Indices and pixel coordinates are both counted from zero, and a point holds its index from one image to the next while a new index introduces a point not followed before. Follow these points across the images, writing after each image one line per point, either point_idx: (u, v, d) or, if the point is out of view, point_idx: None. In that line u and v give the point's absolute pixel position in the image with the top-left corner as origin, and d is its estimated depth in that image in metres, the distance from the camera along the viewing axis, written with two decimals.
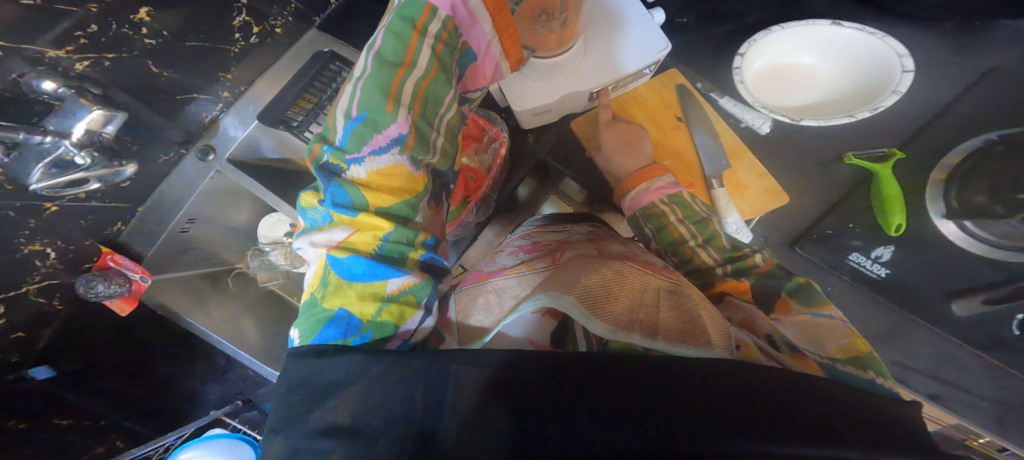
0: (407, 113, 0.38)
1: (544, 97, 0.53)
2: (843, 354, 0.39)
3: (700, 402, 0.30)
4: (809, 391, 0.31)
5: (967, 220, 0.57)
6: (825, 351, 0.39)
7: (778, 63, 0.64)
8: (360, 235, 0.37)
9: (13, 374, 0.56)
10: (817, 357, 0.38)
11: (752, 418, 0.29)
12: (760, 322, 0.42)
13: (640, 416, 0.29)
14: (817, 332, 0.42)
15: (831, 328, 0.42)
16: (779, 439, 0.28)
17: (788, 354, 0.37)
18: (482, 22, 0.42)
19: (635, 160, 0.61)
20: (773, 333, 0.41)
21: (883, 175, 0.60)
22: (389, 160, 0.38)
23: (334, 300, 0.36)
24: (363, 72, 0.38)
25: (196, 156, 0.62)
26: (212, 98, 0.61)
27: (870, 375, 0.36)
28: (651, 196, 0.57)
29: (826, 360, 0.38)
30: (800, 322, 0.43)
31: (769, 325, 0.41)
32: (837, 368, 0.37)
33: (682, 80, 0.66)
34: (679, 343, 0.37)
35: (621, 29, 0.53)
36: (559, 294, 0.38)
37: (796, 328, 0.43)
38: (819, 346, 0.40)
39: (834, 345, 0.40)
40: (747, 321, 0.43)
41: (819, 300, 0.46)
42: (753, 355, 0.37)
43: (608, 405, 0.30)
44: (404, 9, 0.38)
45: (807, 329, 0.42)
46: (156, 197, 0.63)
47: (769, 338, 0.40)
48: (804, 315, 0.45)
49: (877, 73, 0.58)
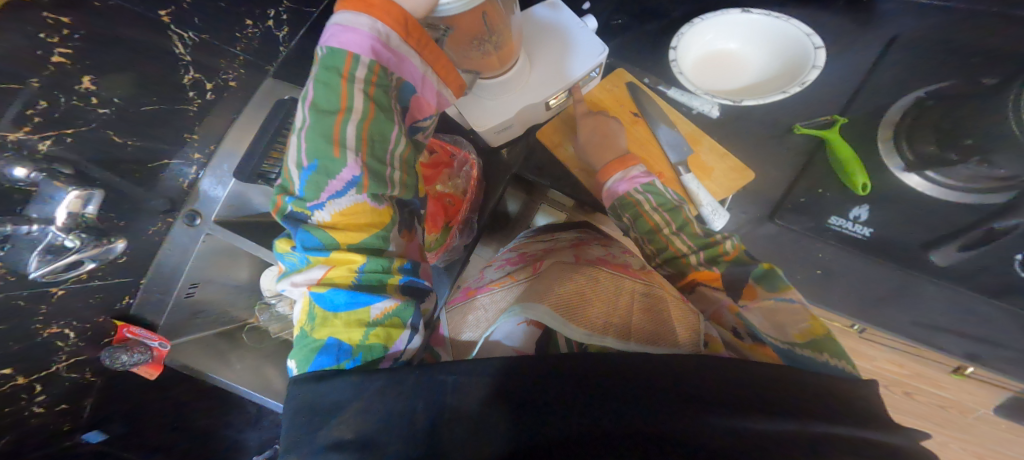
0: (355, 155, 0.39)
1: (501, 114, 0.54)
2: (804, 338, 0.40)
3: (682, 388, 0.31)
4: (789, 385, 0.33)
5: (927, 171, 0.57)
6: (786, 337, 0.41)
7: (708, 53, 0.65)
8: (336, 270, 0.38)
9: (69, 440, 0.64)
10: (775, 342, 0.40)
11: (724, 400, 0.31)
12: (727, 314, 0.45)
13: (629, 406, 0.31)
14: (780, 318, 0.43)
15: (793, 311, 0.44)
16: (763, 415, 0.30)
17: (749, 343, 0.40)
18: (410, 58, 0.43)
19: (612, 152, 0.62)
20: (738, 324, 0.43)
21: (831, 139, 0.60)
22: (349, 201, 0.39)
23: (323, 331, 0.37)
24: (304, 123, 0.40)
25: (183, 222, 0.64)
26: (186, 161, 0.62)
27: (824, 356, 0.38)
28: (628, 184, 0.59)
29: (786, 346, 0.39)
30: (764, 310, 0.45)
31: (735, 317, 0.44)
32: (795, 353, 0.38)
33: (630, 78, 0.67)
34: (651, 344, 0.39)
35: (558, 43, 0.55)
36: (533, 304, 0.40)
37: (761, 315, 0.44)
38: (781, 331, 0.42)
39: (794, 329, 0.41)
40: (717, 315, 0.45)
41: (782, 285, 0.47)
42: (718, 350, 0.39)
43: (596, 398, 0.31)
44: (328, 60, 0.41)
45: (771, 316, 0.44)
46: (156, 266, 0.65)
47: (734, 329, 0.43)
48: (768, 302, 0.46)
49: (795, 50, 0.59)
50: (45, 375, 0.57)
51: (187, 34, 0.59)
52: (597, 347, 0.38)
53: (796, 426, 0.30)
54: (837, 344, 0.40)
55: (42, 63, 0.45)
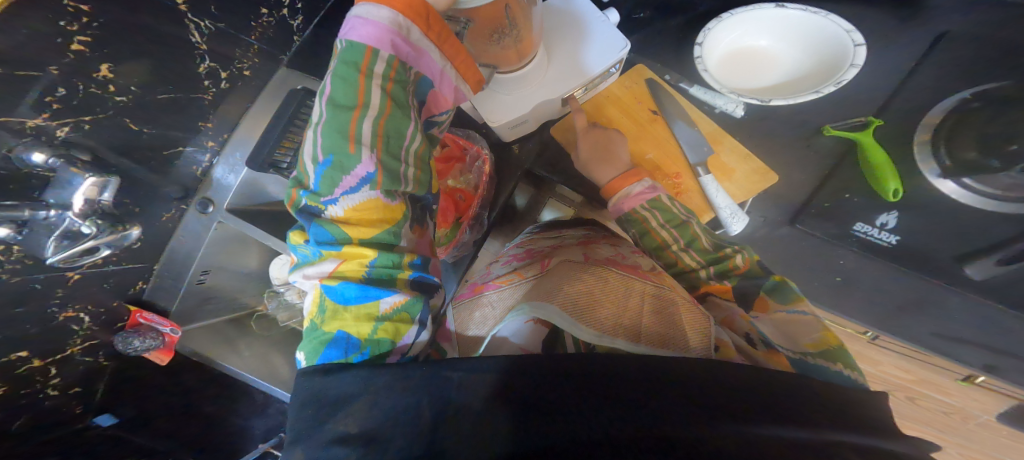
0: (371, 151, 0.39)
1: (517, 110, 0.53)
2: (815, 348, 0.40)
3: (688, 394, 0.31)
4: (800, 389, 0.32)
5: (965, 178, 0.55)
6: (798, 346, 0.40)
7: (736, 50, 0.63)
8: (347, 264, 0.38)
9: (80, 423, 0.64)
10: (789, 353, 0.39)
11: (731, 405, 0.30)
12: (739, 320, 0.44)
13: (633, 413, 0.30)
14: (792, 328, 0.43)
15: (805, 323, 0.43)
16: (772, 423, 0.29)
17: (762, 350, 0.39)
18: (429, 53, 0.42)
19: (613, 168, 0.60)
20: (751, 330, 0.42)
21: (864, 142, 0.57)
22: (364, 197, 0.38)
23: (332, 324, 0.37)
24: (320, 118, 0.39)
25: (196, 209, 0.65)
26: (198, 148, 0.62)
27: (837, 366, 0.38)
28: (632, 202, 0.57)
29: (798, 354, 0.39)
30: (776, 321, 0.44)
31: (747, 323, 0.43)
32: (808, 362, 0.38)
33: (650, 74, 0.65)
34: (659, 347, 0.38)
35: (582, 36, 0.54)
36: (541, 303, 0.40)
37: (773, 325, 0.44)
38: (792, 340, 0.41)
39: (806, 339, 0.41)
40: (728, 320, 0.44)
41: (793, 297, 0.47)
42: (730, 356, 0.38)
43: (599, 403, 0.30)
44: (347, 53, 0.39)
45: (782, 327, 0.43)
46: (168, 253, 0.66)
47: (747, 334, 0.42)
48: (780, 314, 0.45)
49: (832, 48, 0.56)
50: (60, 358, 0.58)
51: (205, 22, 0.56)
52: (605, 348, 0.37)
53: (804, 436, 0.29)
54: (850, 354, 0.40)
55: (62, 52, 0.44)
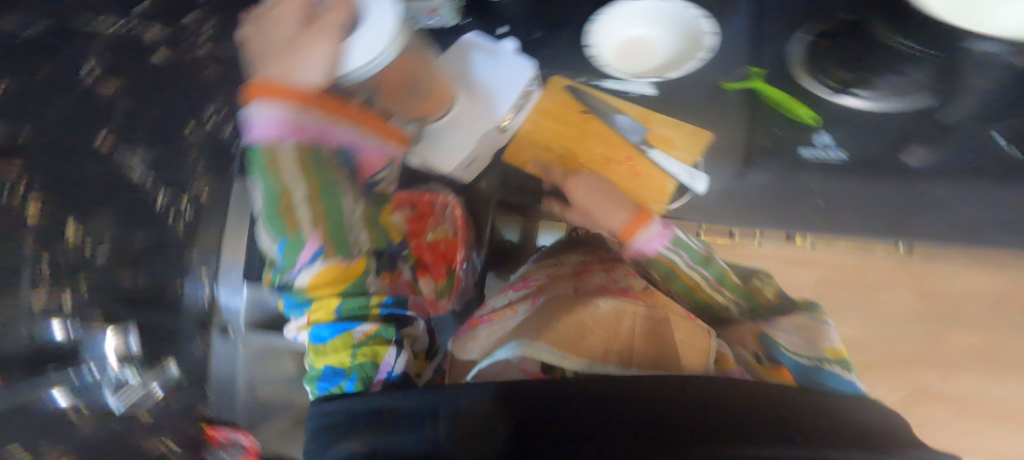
0: (314, 228, 0.44)
1: (462, 151, 0.58)
2: (833, 354, 0.47)
3: (676, 415, 0.31)
4: (787, 408, 0.32)
5: (858, 89, 0.57)
6: (817, 351, 0.48)
7: (619, 44, 0.61)
8: (318, 311, 0.44)
9: None
10: (800, 359, 0.46)
11: (717, 432, 0.30)
12: (751, 340, 0.51)
13: (618, 422, 0.31)
14: (808, 332, 0.50)
15: (823, 329, 0.51)
16: (755, 444, 0.29)
17: (766, 367, 0.47)
18: (336, 128, 0.47)
19: (586, 192, 0.60)
20: (761, 346, 0.50)
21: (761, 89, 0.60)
22: (321, 266, 0.44)
23: (319, 360, 0.42)
24: (259, 213, 0.44)
25: (220, 335, 0.52)
26: (197, 279, 0.49)
27: (848, 373, 0.45)
28: (615, 217, 0.57)
29: (811, 359, 0.46)
30: (795, 326, 0.52)
31: (757, 343, 0.51)
32: (818, 367, 0.45)
33: (566, 81, 0.65)
34: (653, 368, 0.42)
35: (485, 71, 0.59)
36: (530, 341, 0.43)
37: (789, 331, 0.51)
38: (812, 345, 0.48)
39: (827, 346, 0.48)
40: (742, 340, 0.52)
41: (816, 310, 0.54)
42: (729, 367, 0.45)
43: (585, 413, 0.32)
44: (258, 150, 0.44)
45: (800, 331, 0.51)
46: (212, 380, 0.52)
47: (756, 352, 0.49)
48: (804, 318, 0.53)
49: (686, 24, 0.59)
50: None
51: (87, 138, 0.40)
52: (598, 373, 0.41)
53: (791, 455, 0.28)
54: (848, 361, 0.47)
55: None
